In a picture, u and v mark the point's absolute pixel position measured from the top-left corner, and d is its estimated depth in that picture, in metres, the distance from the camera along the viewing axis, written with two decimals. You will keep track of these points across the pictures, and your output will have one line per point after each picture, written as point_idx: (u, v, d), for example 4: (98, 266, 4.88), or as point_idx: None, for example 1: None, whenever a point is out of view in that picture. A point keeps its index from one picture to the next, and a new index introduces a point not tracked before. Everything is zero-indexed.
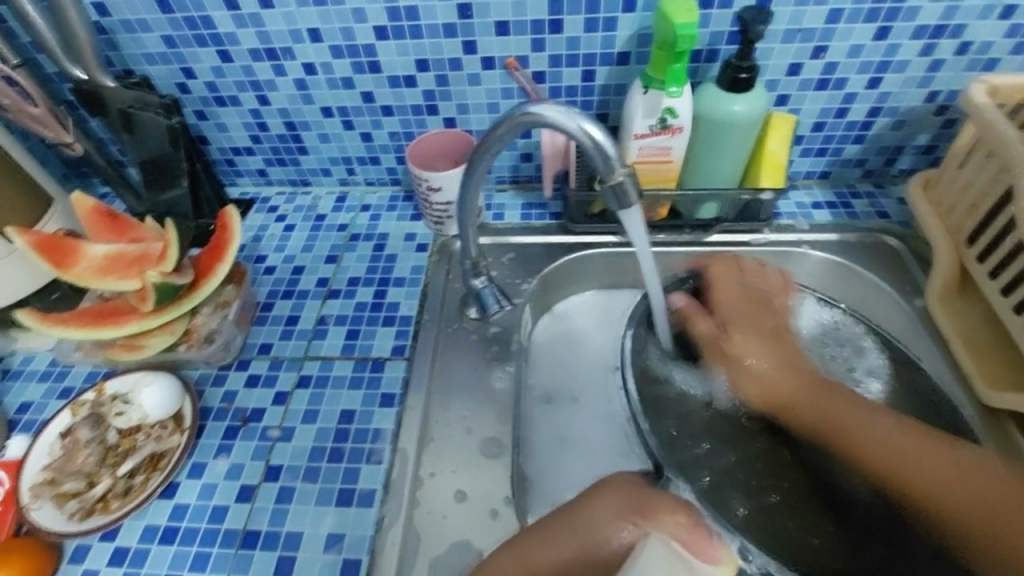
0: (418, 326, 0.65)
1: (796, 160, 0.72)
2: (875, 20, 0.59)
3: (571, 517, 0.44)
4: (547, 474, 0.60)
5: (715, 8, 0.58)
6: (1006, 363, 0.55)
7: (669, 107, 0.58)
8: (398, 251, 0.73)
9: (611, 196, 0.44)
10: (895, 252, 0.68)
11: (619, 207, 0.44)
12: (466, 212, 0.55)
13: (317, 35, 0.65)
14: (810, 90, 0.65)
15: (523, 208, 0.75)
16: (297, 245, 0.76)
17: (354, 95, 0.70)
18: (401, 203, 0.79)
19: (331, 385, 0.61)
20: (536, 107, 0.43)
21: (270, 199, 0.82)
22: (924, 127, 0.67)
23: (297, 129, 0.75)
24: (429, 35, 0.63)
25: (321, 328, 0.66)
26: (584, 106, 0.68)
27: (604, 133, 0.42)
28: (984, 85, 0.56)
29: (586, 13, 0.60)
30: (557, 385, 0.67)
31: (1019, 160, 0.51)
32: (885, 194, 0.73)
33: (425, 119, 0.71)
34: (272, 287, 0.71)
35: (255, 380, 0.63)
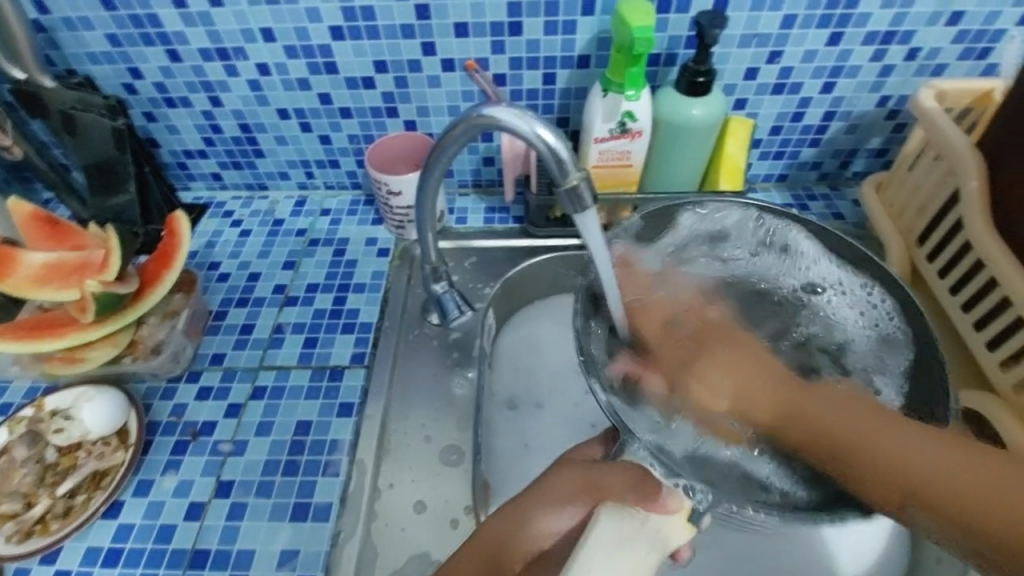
0: (378, 333, 0.63)
1: (755, 163, 0.73)
2: (827, 26, 0.60)
3: (531, 495, 0.41)
4: (509, 482, 0.59)
5: (672, 13, 0.58)
6: (955, 360, 0.57)
7: (628, 111, 0.58)
8: (358, 255, 0.72)
9: (565, 200, 0.42)
10: None
11: (574, 211, 0.43)
12: (422, 216, 0.54)
13: (271, 35, 0.63)
14: (767, 94, 0.66)
15: (486, 211, 0.74)
16: (254, 251, 0.74)
17: (311, 96, 0.68)
18: (363, 207, 0.77)
19: (287, 395, 0.59)
20: (488, 109, 0.42)
21: (225, 204, 0.80)
22: (876, 131, 0.69)
23: (252, 131, 0.73)
24: (386, 36, 0.62)
25: (277, 337, 0.64)
26: (546, 109, 0.67)
27: (557, 136, 0.41)
28: (930, 91, 0.58)
29: (545, 16, 0.59)
30: (521, 390, 0.66)
31: (964, 163, 0.52)
32: (840, 196, 0.75)
33: (385, 121, 0.70)
34: (227, 295, 0.69)
35: (207, 392, 0.60)
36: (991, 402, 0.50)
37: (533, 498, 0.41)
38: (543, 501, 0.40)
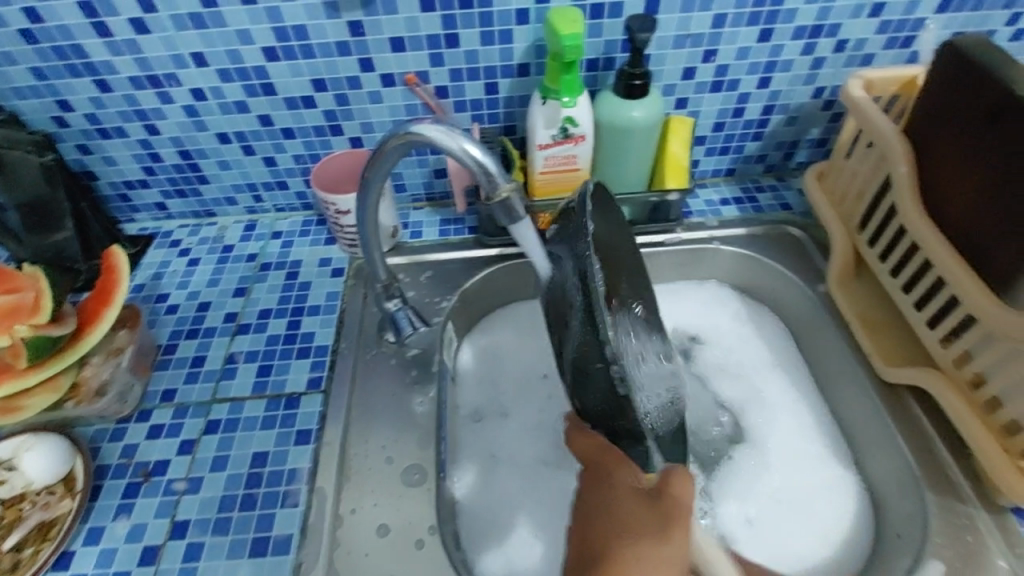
0: (335, 355, 0.62)
1: (702, 160, 0.74)
2: (757, 24, 0.61)
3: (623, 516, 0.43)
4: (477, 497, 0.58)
5: (606, 17, 0.59)
6: (902, 340, 0.58)
7: (568, 117, 0.59)
8: (312, 277, 0.70)
9: (499, 213, 0.42)
10: (797, 242, 0.71)
11: (509, 222, 0.43)
12: (367, 234, 0.53)
13: (202, 59, 0.62)
14: (706, 92, 0.67)
15: (441, 224, 0.74)
16: (203, 280, 0.72)
17: (250, 119, 0.67)
18: (315, 227, 0.76)
19: (242, 427, 0.57)
20: (418, 126, 0.42)
21: (172, 233, 0.77)
22: (814, 122, 0.71)
23: (193, 158, 0.71)
24: (322, 54, 0.61)
25: (230, 367, 0.62)
26: (491, 119, 0.67)
27: (485, 150, 0.41)
28: (858, 81, 0.59)
29: (481, 27, 0.59)
30: (484, 402, 0.65)
31: (893, 149, 0.53)
32: (786, 186, 0.76)
33: (330, 139, 0.69)
34: (176, 327, 0.67)
35: (158, 430, 0.58)
36: (936, 378, 0.52)
37: (637, 519, 0.43)
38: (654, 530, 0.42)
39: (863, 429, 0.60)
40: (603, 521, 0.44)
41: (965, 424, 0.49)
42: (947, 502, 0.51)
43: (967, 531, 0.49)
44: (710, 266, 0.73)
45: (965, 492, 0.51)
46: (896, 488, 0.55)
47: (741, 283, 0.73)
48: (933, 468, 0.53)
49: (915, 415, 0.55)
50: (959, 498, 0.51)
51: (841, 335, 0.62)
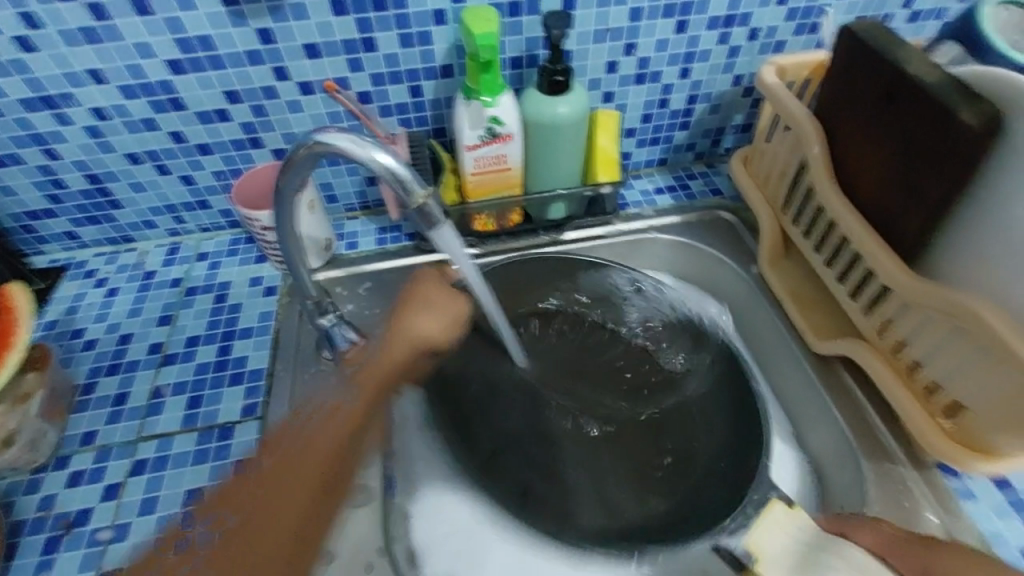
0: (271, 379, 0.59)
1: (634, 151, 0.75)
2: (672, 16, 0.62)
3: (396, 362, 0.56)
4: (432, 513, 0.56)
5: (524, 15, 0.59)
6: (831, 314, 0.60)
7: (493, 116, 0.58)
8: (242, 299, 0.67)
9: (417, 220, 0.41)
10: (729, 226, 0.73)
11: (428, 229, 0.42)
12: (289, 250, 0.51)
13: (100, 76, 0.58)
14: (631, 85, 0.68)
15: (377, 232, 0.72)
16: (123, 311, 0.67)
17: (161, 136, 0.63)
18: (243, 246, 0.73)
19: (173, 464, 0.54)
20: (326, 136, 0.40)
21: (86, 263, 0.72)
22: (736, 108, 0.73)
23: (102, 181, 0.66)
24: (231, 64, 0.58)
25: (157, 402, 0.59)
26: (419, 122, 0.66)
27: (398, 158, 0.40)
28: (772, 67, 0.61)
29: (398, 29, 0.58)
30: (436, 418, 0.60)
31: (805, 129, 0.55)
32: (716, 172, 0.78)
33: (250, 153, 0.66)
34: (95, 364, 0.62)
35: (79, 476, 0.54)
36: (860, 347, 0.54)
37: (314, 476, 0.49)
38: (350, 447, 0.51)
39: (801, 403, 0.62)
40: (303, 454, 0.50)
41: (891, 389, 0.51)
42: (880, 465, 0.53)
43: (900, 491, 0.51)
44: (648, 255, 0.74)
45: (895, 453, 0.53)
46: (835, 456, 0.57)
47: (679, 270, 0.75)
48: (865, 435, 0.55)
49: (847, 385, 0.58)
50: (890, 459, 0.53)
51: (775, 313, 0.64)
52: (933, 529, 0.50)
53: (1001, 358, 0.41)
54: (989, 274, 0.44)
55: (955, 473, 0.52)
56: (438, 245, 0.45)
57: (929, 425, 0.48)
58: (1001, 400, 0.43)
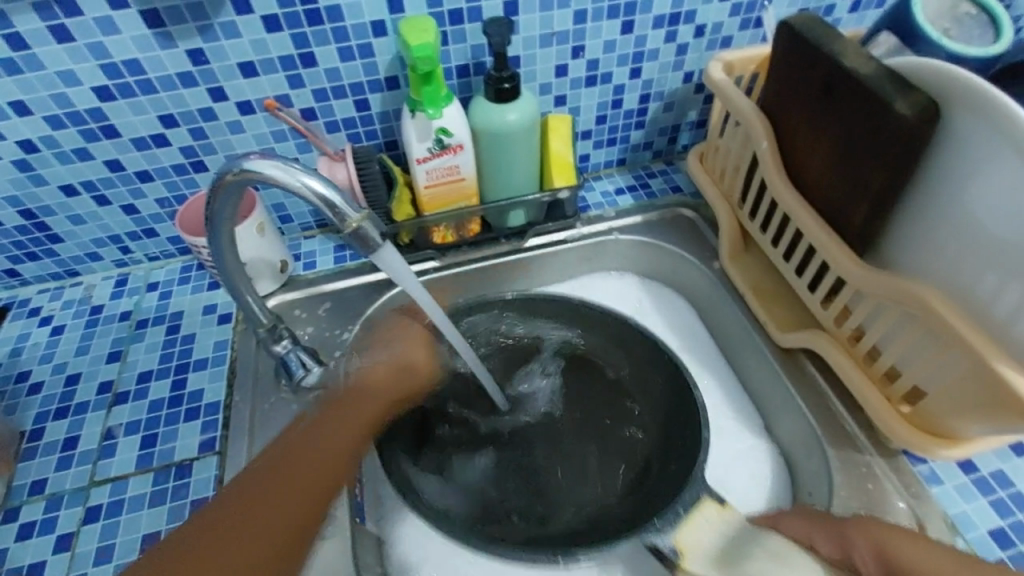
0: (228, 411, 0.57)
1: (592, 153, 0.75)
2: (617, 16, 0.62)
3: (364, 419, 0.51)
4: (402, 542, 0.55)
5: (466, 23, 0.58)
6: (793, 305, 0.60)
7: (440, 128, 0.57)
8: (196, 328, 0.65)
9: (354, 244, 0.40)
10: (690, 223, 0.72)
11: (366, 253, 0.41)
12: (231, 278, 0.49)
13: (24, 107, 0.55)
14: (582, 87, 0.67)
15: (335, 250, 0.70)
16: (70, 349, 0.64)
17: (96, 165, 0.60)
18: (196, 273, 0.70)
19: (128, 508, 0.52)
20: (253, 163, 0.39)
21: (30, 301, 0.69)
22: (689, 105, 0.73)
23: (37, 216, 0.63)
24: (164, 88, 0.56)
25: (109, 443, 0.56)
26: (369, 136, 0.64)
27: (328, 182, 0.38)
28: (719, 64, 0.61)
29: (337, 43, 0.56)
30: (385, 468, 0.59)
31: (753, 124, 0.55)
32: (675, 169, 0.78)
33: (194, 177, 0.64)
34: (42, 408, 0.59)
35: (28, 529, 0.52)
36: (821, 338, 0.54)
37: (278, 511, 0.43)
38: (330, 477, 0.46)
39: (768, 397, 0.62)
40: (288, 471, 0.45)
41: (851, 378, 0.51)
42: (847, 454, 0.53)
43: (867, 479, 0.52)
44: (612, 256, 0.73)
45: (861, 441, 0.54)
46: (804, 448, 0.57)
47: (644, 269, 0.74)
48: (832, 425, 0.55)
49: (812, 377, 0.58)
50: (856, 448, 0.53)
51: (738, 308, 0.64)
52: (902, 515, 0.50)
53: (951, 344, 0.41)
54: (936, 260, 0.44)
55: (919, 458, 0.52)
56: (380, 264, 0.44)
57: (891, 412, 0.49)
58: (955, 385, 0.43)
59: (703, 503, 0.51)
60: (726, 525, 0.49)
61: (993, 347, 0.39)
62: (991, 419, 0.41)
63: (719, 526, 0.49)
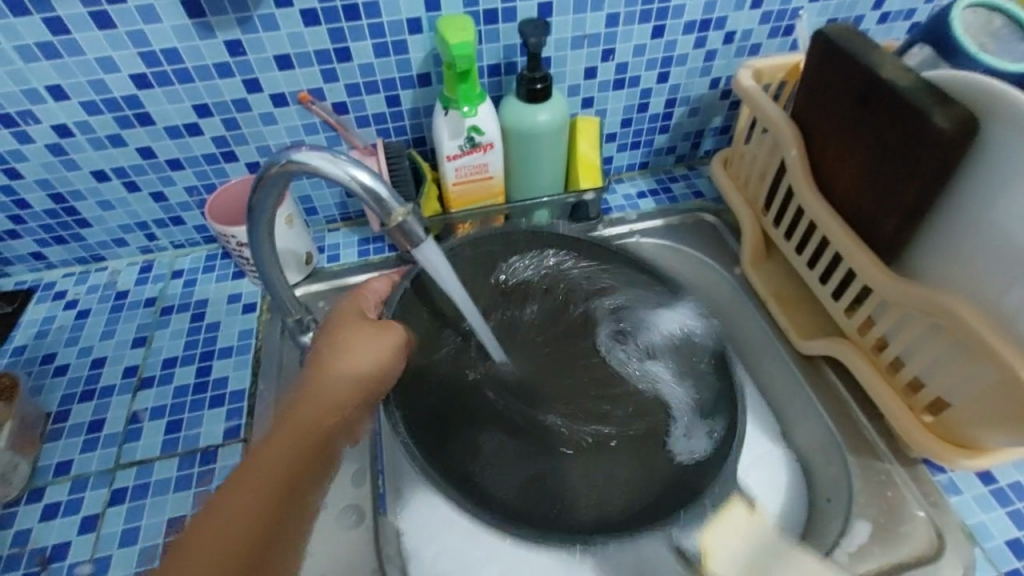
0: (253, 399, 0.58)
1: (616, 156, 0.75)
2: (649, 21, 0.62)
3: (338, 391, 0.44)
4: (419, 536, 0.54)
5: (501, 23, 0.58)
6: (815, 313, 0.61)
7: (473, 126, 0.58)
8: (221, 317, 0.65)
9: (396, 237, 0.40)
10: (712, 229, 0.73)
11: (408, 246, 0.41)
12: (265, 268, 0.50)
13: (62, 92, 0.55)
14: (610, 90, 0.67)
15: (359, 244, 0.70)
16: (95, 333, 0.65)
17: (128, 152, 0.61)
18: (221, 262, 0.71)
19: (153, 492, 0.53)
20: (298, 154, 0.39)
21: (56, 284, 0.70)
22: (714, 111, 0.73)
23: (68, 200, 0.64)
24: (200, 77, 0.57)
25: (134, 427, 0.57)
26: (398, 131, 0.65)
27: (373, 174, 0.39)
28: (748, 71, 0.61)
29: (372, 39, 0.57)
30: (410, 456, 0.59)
31: (783, 132, 0.55)
32: (697, 174, 0.78)
33: (224, 167, 0.64)
34: (67, 390, 0.60)
35: (54, 509, 0.52)
36: (844, 346, 0.55)
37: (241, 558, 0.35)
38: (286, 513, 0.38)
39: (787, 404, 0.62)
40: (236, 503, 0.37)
41: (873, 387, 0.52)
42: (867, 462, 0.54)
43: (886, 487, 0.52)
44: None
45: (881, 450, 0.54)
46: (822, 455, 0.57)
47: None
48: (852, 433, 0.55)
49: (833, 385, 0.58)
50: (877, 456, 0.54)
51: (759, 314, 0.64)
52: (922, 525, 0.50)
53: (980, 356, 0.41)
54: (967, 273, 0.45)
55: (939, 467, 0.53)
56: (418, 260, 0.45)
57: (914, 423, 0.49)
58: (982, 397, 0.43)
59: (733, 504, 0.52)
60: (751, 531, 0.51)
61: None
62: (1017, 433, 0.42)
63: (747, 534, 0.51)
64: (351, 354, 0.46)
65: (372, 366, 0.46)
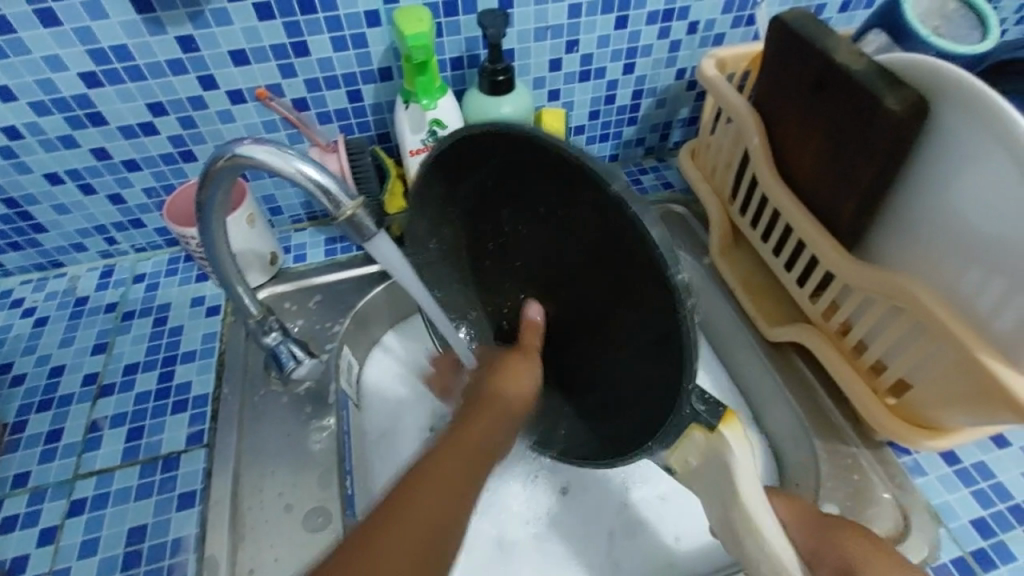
0: (217, 403, 0.57)
1: (584, 149, 0.75)
2: (612, 11, 0.62)
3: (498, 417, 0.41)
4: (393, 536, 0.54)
5: (461, 14, 0.57)
6: (781, 300, 0.61)
7: (434, 119, 0.57)
8: (184, 320, 0.64)
9: (347, 231, 0.39)
10: (681, 219, 0.73)
11: (360, 240, 0.40)
12: (221, 266, 0.48)
13: (8, 93, 0.54)
14: (575, 82, 0.67)
15: (326, 243, 0.69)
16: (54, 341, 0.63)
17: (82, 154, 0.59)
18: (184, 265, 0.69)
19: (113, 501, 0.51)
20: (245, 148, 0.38)
21: (13, 292, 0.68)
22: (681, 103, 0.73)
23: (20, 205, 0.62)
24: (153, 75, 0.55)
25: (94, 436, 0.55)
26: (362, 127, 0.64)
27: (321, 167, 0.38)
28: (712, 60, 0.61)
29: (330, 33, 0.56)
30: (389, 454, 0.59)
31: (744, 119, 0.55)
32: (667, 166, 0.78)
33: (183, 167, 0.63)
34: (24, 400, 0.58)
35: (9, 523, 0.51)
36: (809, 332, 0.55)
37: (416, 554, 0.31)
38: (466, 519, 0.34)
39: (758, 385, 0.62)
40: (398, 525, 0.32)
41: (837, 371, 0.52)
42: (834, 446, 0.54)
43: (853, 470, 0.52)
44: None
45: (848, 434, 0.54)
46: (791, 440, 0.58)
47: None
48: (819, 418, 0.56)
49: (801, 370, 0.59)
50: (843, 440, 0.54)
51: (727, 302, 0.64)
52: (887, 506, 0.51)
53: (937, 335, 0.42)
54: (925, 254, 0.45)
55: (904, 449, 0.53)
56: (376, 258, 0.44)
57: (877, 405, 0.49)
58: (941, 376, 0.44)
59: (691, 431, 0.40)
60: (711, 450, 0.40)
61: (978, 339, 0.40)
62: (977, 412, 0.42)
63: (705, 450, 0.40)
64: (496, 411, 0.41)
65: (503, 430, 0.40)
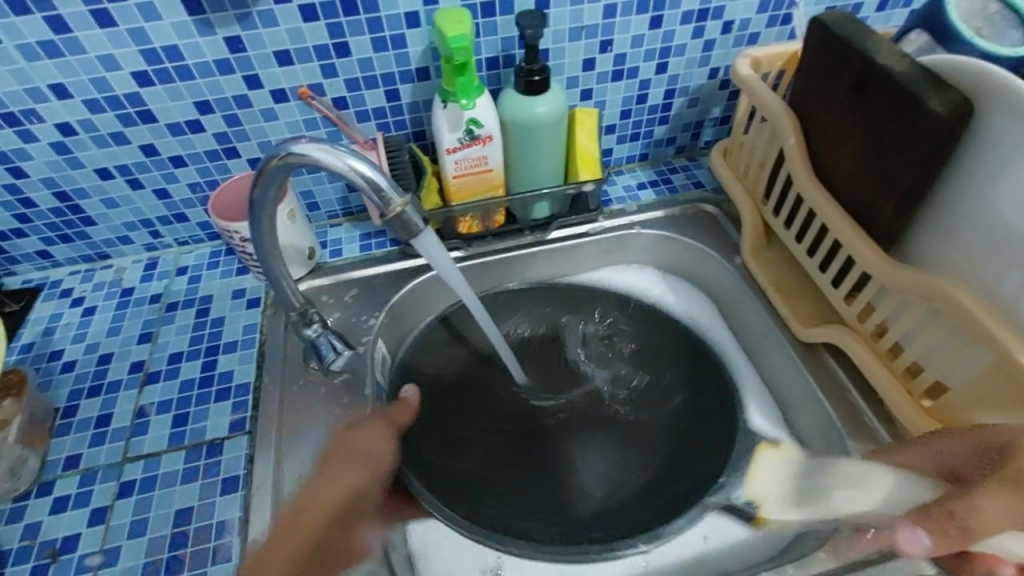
0: (258, 392, 0.59)
1: (615, 148, 0.75)
2: (646, 11, 0.62)
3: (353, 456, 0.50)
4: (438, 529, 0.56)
5: (498, 15, 0.58)
6: (814, 300, 0.61)
7: (471, 118, 0.58)
8: (225, 312, 0.66)
9: (394, 228, 0.41)
10: (712, 219, 0.72)
11: (406, 237, 0.42)
12: (268, 260, 0.50)
13: (64, 91, 0.56)
14: (608, 82, 0.68)
15: (361, 238, 0.71)
16: (102, 329, 0.66)
17: (131, 150, 0.62)
18: (224, 258, 0.71)
19: (161, 484, 0.54)
20: (298, 147, 0.40)
21: (62, 282, 0.70)
22: (714, 102, 0.73)
23: (72, 198, 0.64)
24: (201, 74, 0.57)
25: (141, 422, 0.58)
26: (398, 126, 0.65)
27: (371, 165, 0.39)
28: (746, 60, 0.61)
29: (371, 33, 0.57)
30: None
31: (781, 120, 0.55)
32: (698, 165, 0.78)
33: (226, 163, 0.65)
34: (75, 386, 0.61)
35: (63, 502, 0.53)
36: (842, 333, 0.55)
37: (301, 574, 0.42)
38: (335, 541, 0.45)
39: (789, 386, 0.62)
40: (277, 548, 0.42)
41: (871, 372, 0.52)
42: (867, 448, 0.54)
43: None
44: (632, 250, 0.74)
45: (881, 437, 0.54)
46: (824, 441, 0.57)
47: (665, 262, 0.74)
48: (853, 420, 0.55)
49: (835, 371, 0.58)
50: (876, 442, 0.54)
51: (758, 302, 0.64)
52: None
53: (978, 339, 0.42)
54: (966, 257, 0.45)
55: None
56: (419, 253, 0.45)
57: (912, 407, 0.49)
58: (984, 379, 0.43)
59: (762, 452, 0.56)
60: (787, 464, 0.53)
61: (1022, 343, 0.39)
62: (1018, 417, 0.42)
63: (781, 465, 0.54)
64: (354, 459, 0.50)
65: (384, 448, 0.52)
